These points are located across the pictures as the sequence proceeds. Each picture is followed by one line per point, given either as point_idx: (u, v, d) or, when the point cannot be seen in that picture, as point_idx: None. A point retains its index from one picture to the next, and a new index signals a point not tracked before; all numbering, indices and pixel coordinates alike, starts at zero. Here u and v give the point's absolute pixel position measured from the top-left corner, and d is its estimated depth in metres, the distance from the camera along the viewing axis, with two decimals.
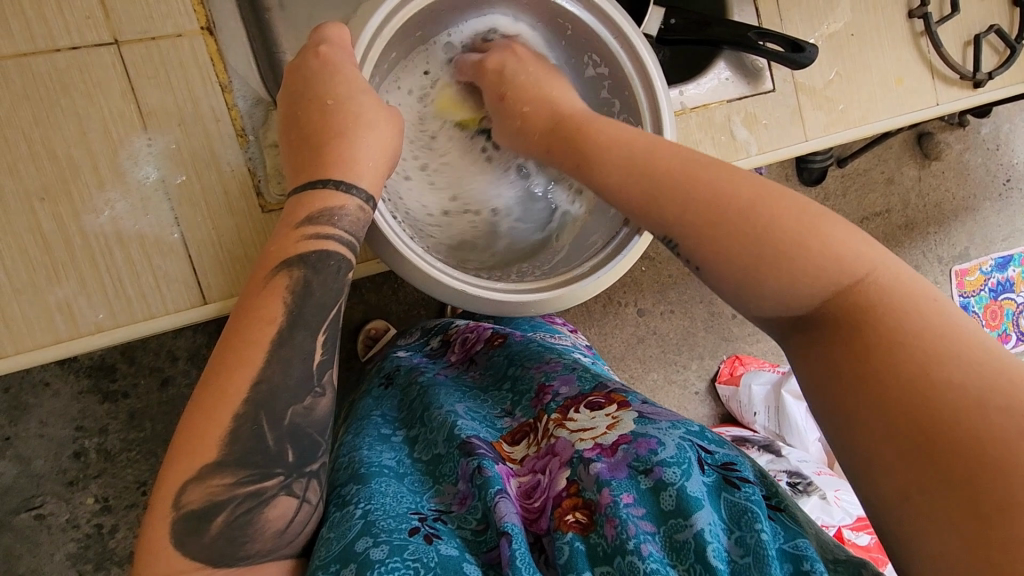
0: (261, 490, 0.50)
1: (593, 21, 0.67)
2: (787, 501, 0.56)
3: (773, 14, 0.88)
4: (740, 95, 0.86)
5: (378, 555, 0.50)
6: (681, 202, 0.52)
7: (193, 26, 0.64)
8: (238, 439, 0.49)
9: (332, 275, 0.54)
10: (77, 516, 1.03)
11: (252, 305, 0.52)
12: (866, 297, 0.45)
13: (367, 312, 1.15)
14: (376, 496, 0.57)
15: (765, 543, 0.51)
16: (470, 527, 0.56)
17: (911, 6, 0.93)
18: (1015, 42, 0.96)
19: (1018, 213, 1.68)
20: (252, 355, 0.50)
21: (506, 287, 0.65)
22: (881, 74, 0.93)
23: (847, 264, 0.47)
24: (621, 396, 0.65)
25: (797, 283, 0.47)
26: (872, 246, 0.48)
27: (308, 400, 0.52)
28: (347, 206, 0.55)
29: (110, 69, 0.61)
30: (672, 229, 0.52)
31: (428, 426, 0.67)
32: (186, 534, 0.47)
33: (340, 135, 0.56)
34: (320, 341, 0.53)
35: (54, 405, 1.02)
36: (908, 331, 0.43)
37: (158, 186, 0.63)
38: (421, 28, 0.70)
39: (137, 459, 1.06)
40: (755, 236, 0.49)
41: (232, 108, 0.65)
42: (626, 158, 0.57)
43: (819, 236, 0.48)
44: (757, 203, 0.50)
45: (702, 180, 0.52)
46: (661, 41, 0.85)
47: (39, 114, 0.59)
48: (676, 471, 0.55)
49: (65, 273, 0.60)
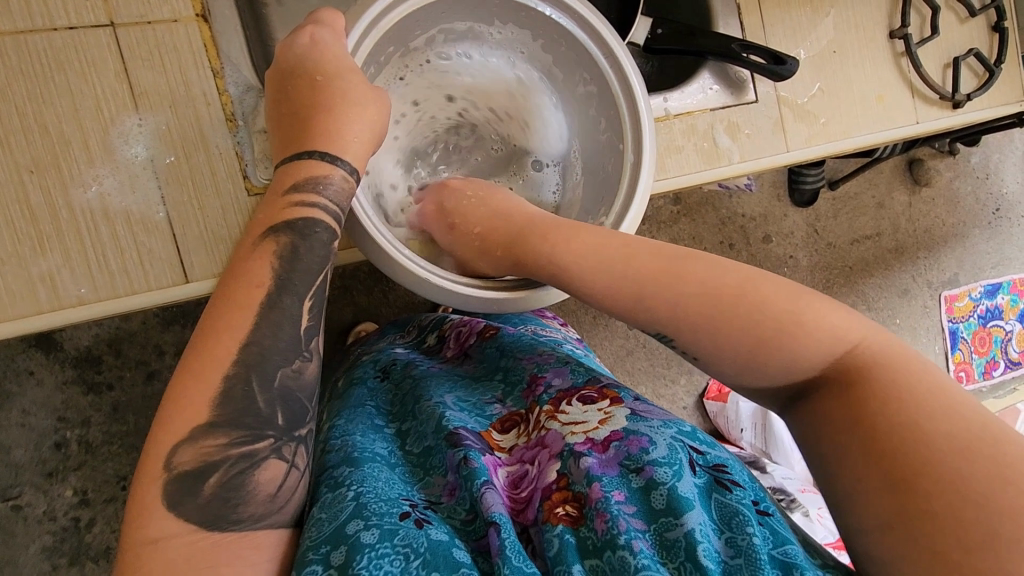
0: (254, 451, 0.51)
1: (583, 35, 0.67)
2: (774, 508, 0.57)
3: (758, 27, 0.91)
4: (723, 105, 0.88)
5: (369, 539, 0.51)
6: (671, 293, 0.56)
7: (189, 12, 0.66)
8: (229, 400, 0.50)
9: (319, 243, 0.56)
10: (54, 508, 1.03)
11: (240, 272, 0.54)
12: (854, 372, 0.51)
13: (357, 312, 1.16)
14: (368, 479, 0.58)
15: (757, 547, 0.52)
16: (459, 517, 0.57)
17: (892, 27, 0.96)
18: (994, 65, 1.00)
19: (1006, 242, 1.71)
20: (241, 317, 0.52)
21: (475, 287, 0.64)
22: (863, 90, 0.95)
23: (835, 340, 0.53)
24: (614, 392, 0.66)
25: (810, 349, 0.53)
26: (855, 319, 0.55)
27: (297, 363, 0.54)
28: (332, 176, 0.57)
29: (105, 50, 0.63)
30: (659, 312, 0.57)
31: (418, 418, 0.67)
32: (179, 496, 0.49)
33: (331, 111, 0.58)
34: (306, 307, 0.55)
35: (36, 395, 1.02)
36: (886, 408, 0.48)
37: (146, 165, 0.64)
38: (419, 30, 0.68)
39: (118, 452, 1.05)
40: (738, 308, 0.54)
41: (223, 93, 0.67)
42: (598, 261, 0.60)
43: (807, 316, 0.54)
44: (743, 280, 0.56)
45: (689, 272, 0.57)
46: (649, 50, 0.87)
47: (35, 92, 0.61)
48: (667, 471, 0.56)
49: (50, 246, 0.61)
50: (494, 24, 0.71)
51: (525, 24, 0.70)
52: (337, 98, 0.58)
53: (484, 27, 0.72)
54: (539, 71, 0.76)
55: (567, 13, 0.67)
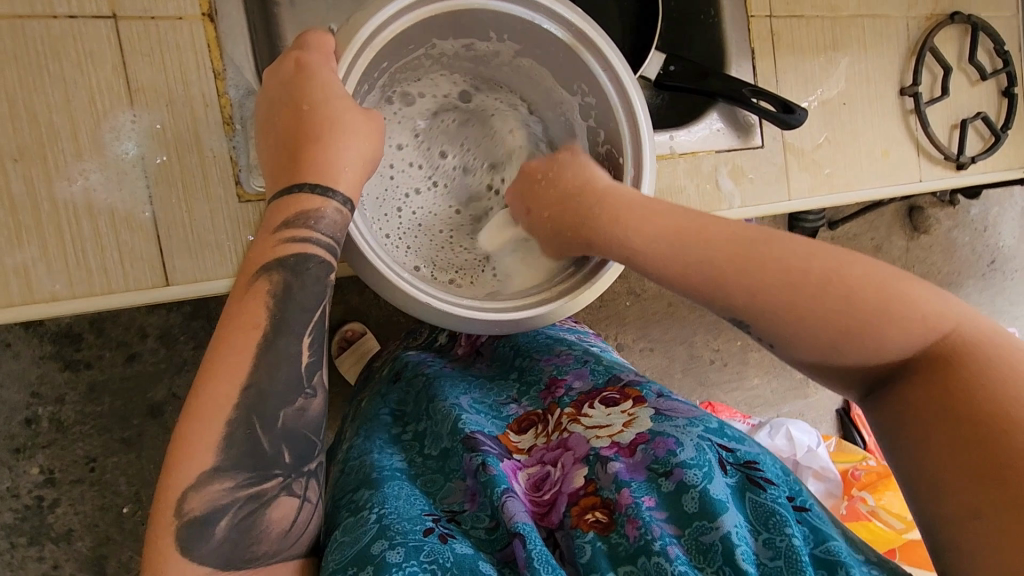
0: (261, 492, 0.50)
1: (575, 42, 0.65)
2: (813, 501, 0.55)
3: (770, 73, 0.90)
4: (729, 147, 0.88)
5: (395, 558, 0.50)
6: (752, 277, 0.51)
7: (194, 11, 0.64)
8: (232, 444, 0.48)
9: (311, 278, 0.53)
10: (17, 485, 0.97)
11: (237, 310, 0.52)
12: (941, 362, 0.47)
13: (345, 313, 1.13)
14: (388, 500, 0.57)
15: (798, 548, 0.50)
16: (482, 526, 0.56)
17: (903, 84, 0.97)
18: (1000, 131, 1.00)
19: (997, 295, 1.72)
20: (242, 360, 0.50)
21: (475, 306, 0.63)
22: (868, 143, 0.95)
23: (927, 328, 0.48)
24: (636, 391, 0.65)
25: (888, 344, 0.48)
26: (946, 302, 0.49)
27: (299, 401, 0.52)
28: (325, 209, 0.55)
29: (104, 42, 0.61)
30: (739, 296, 0.52)
31: (434, 420, 0.67)
32: (190, 540, 0.47)
33: (341, 138, 0.57)
34: (305, 343, 0.52)
35: (12, 368, 0.96)
36: (984, 416, 0.44)
37: (136, 162, 0.63)
38: (414, 45, 0.66)
39: (90, 433, 1.00)
40: (822, 295, 0.49)
41: (223, 95, 0.66)
42: (680, 226, 0.56)
43: (895, 302, 0.49)
44: (832, 261, 0.50)
45: (769, 256, 0.51)
46: (661, 85, 0.86)
47: (26, 77, 0.59)
48: (697, 473, 0.54)
49: (28, 238, 0.60)
50: (489, 36, 0.68)
51: (523, 36, 0.68)
52: (350, 128, 0.57)
53: (477, 39, 0.69)
54: (533, 76, 0.74)
55: (558, 23, 0.65)
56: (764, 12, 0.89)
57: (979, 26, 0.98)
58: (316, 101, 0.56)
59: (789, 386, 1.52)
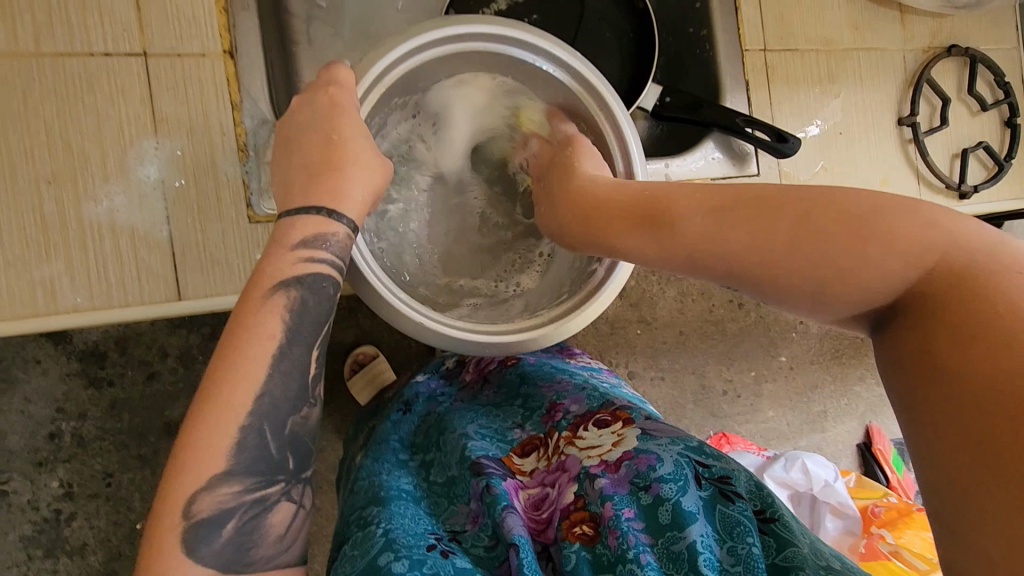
0: (266, 496, 0.52)
1: (573, 83, 0.69)
2: (783, 510, 0.55)
3: (765, 103, 0.93)
4: (723, 175, 0.92)
5: (399, 568, 0.52)
6: (725, 251, 0.51)
7: (216, 49, 0.71)
8: (243, 449, 0.50)
9: (325, 297, 0.57)
10: (38, 498, 1.01)
11: (252, 322, 0.53)
12: (937, 297, 0.44)
13: (356, 336, 1.15)
14: (395, 517, 0.59)
15: (756, 556, 0.52)
16: (482, 544, 0.58)
17: (900, 114, 0.98)
18: (1003, 160, 1.01)
19: None
20: (253, 369, 0.51)
21: (469, 329, 0.65)
22: (869, 173, 0.96)
23: (913, 258, 0.46)
24: (627, 413, 0.65)
25: (877, 284, 0.47)
26: (934, 226, 0.47)
27: (303, 410, 0.54)
28: (337, 233, 0.58)
29: (134, 77, 0.68)
30: (723, 270, 0.52)
31: (443, 450, 0.69)
32: (196, 542, 0.48)
33: (352, 164, 0.60)
34: (313, 355, 0.55)
35: (40, 384, 1.01)
36: (980, 363, 0.40)
37: (157, 185, 0.68)
38: (422, 81, 0.70)
39: (108, 449, 1.04)
40: (803, 251, 0.48)
41: (239, 125, 0.71)
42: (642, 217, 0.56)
43: (868, 244, 0.47)
44: (799, 215, 0.49)
45: (740, 221, 0.51)
46: (656, 116, 0.89)
47: (63, 109, 0.65)
48: (672, 487, 0.55)
49: (55, 254, 0.65)
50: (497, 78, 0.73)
51: (528, 77, 0.72)
52: (362, 153, 0.61)
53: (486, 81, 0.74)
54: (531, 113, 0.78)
55: (558, 63, 0.68)
56: (758, 47, 0.92)
57: (978, 58, 0.99)
58: (346, 134, 0.60)
59: (807, 419, 1.47)
